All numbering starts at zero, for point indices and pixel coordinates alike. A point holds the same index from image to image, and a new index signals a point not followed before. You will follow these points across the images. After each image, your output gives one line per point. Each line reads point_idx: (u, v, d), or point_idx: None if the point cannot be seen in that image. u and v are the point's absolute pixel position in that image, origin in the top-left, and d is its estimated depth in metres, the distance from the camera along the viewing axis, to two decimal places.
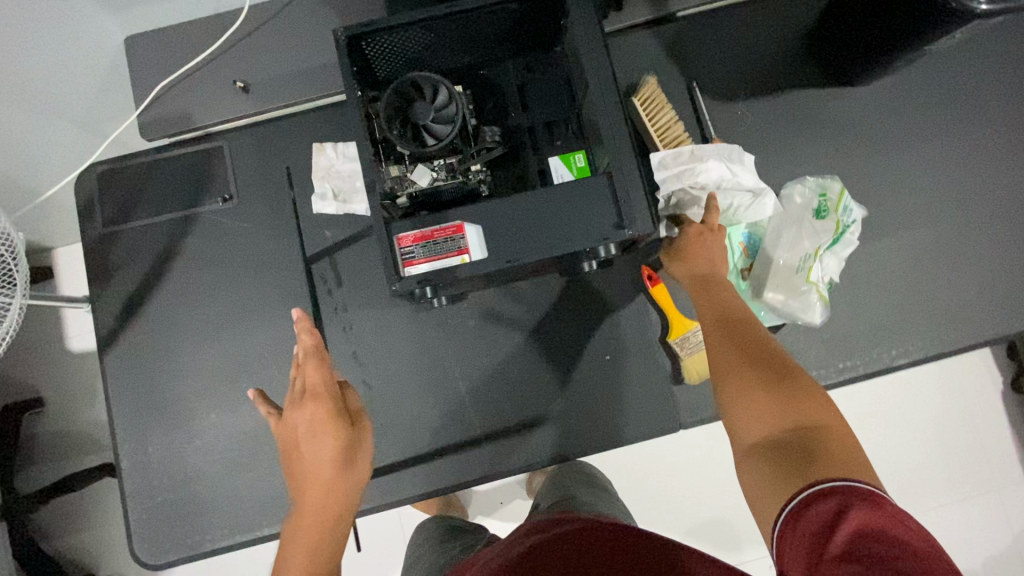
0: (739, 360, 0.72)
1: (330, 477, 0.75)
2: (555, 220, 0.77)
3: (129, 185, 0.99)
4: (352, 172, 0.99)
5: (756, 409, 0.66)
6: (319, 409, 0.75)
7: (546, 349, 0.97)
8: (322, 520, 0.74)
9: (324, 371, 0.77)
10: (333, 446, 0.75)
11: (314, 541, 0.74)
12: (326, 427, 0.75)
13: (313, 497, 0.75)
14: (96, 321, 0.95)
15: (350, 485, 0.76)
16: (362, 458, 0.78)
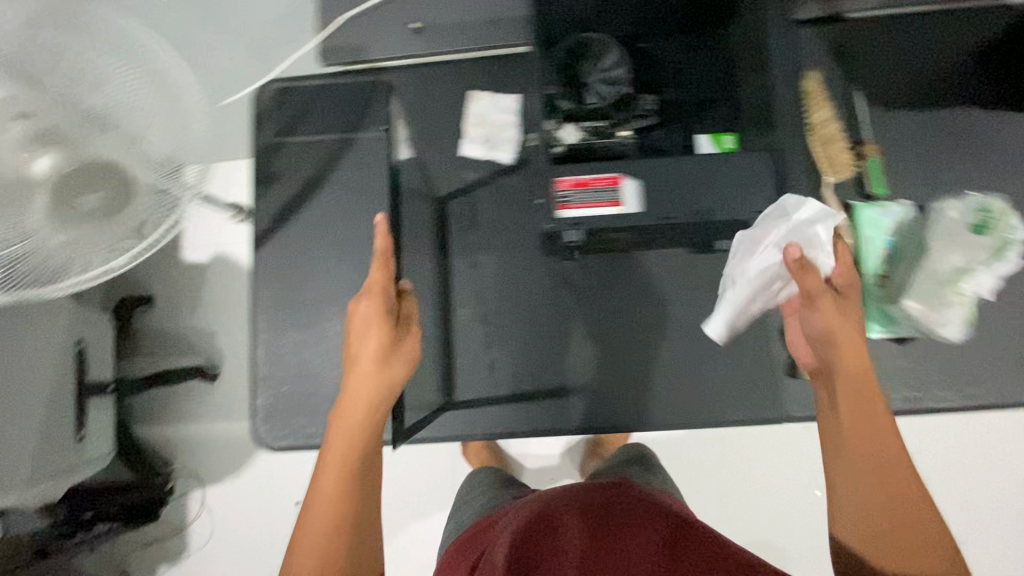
0: (890, 448, 0.60)
1: (368, 374, 0.69)
2: (712, 187, 0.79)
3: (300, 103, 1.07)
4: (503, 121, 1.04)
5: (863, 485, 0.59)
6: (373, 305, 0.71)
7: (661, 320, 0.99)
8: (356, 427, 0.67)
9: (387, 268, 0.72)
10: (379, 343, 0.70)
11: (347, 449, 0.66)
12: (377, 326, 0.70)
13: (357, 391, 0.69)
14: (254, 220, 1.04)
15: (384, 394, 0.69)
16: (404, 362, 0.72)
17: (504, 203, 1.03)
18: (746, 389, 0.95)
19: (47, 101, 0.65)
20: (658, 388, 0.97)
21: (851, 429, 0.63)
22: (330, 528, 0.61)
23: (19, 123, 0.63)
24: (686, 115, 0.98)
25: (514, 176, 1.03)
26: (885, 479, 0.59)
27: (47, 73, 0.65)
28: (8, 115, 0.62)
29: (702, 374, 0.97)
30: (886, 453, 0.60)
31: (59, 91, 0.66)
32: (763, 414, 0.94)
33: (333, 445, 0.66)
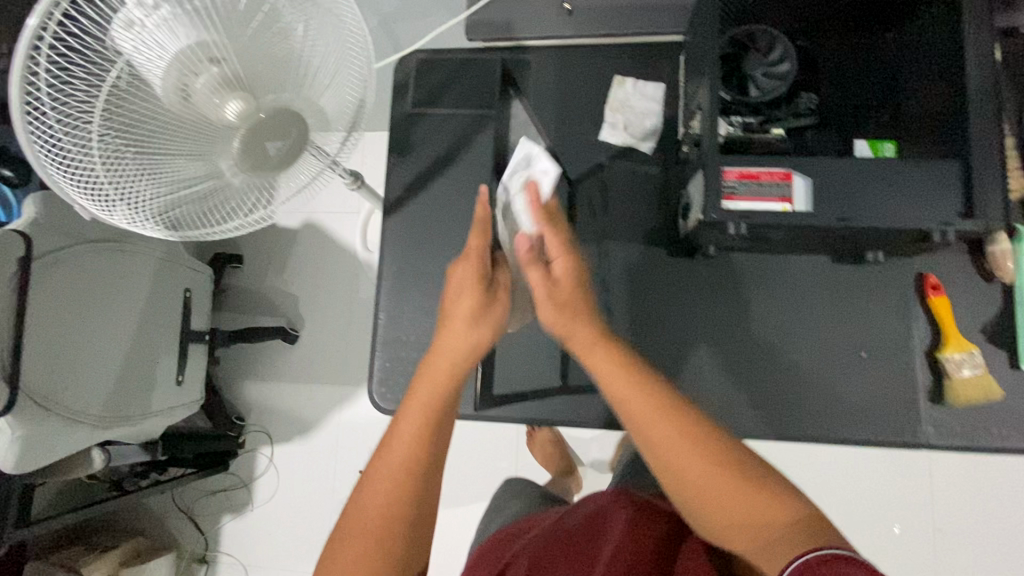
0: (645, 417, 0.71)
1: (461, 327, 0.73)
2: (892, 192, 0.76)
3: (442, 75, 1.08)
4: (646, 110, 1.03)
5: (706, 498, 0.65)
6: (472, 268, 0.75)
7: (794, 326, 0.94)
8: (448, 377, 0.70)
9: (485, 235, 0.75)
10: (475, 303, 0.74)
11: (432, 401, 0.68)
12: (473, 287, 0.74)
13: (450, 343, 0.72)
14: (386, 186, 1.06)
15: (478, 350, 0.72)
16: (492, 328, 0.74)
17: (636, 192, 1.02)
18: (885, 409, 0.90)
19: (239, 47, 0.69)
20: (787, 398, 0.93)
21: (641, 431, 0.71)
22: (405, 468, 0.64)
23: (217, 66, 0.68)
24: (839, 121, 0.95)
25: (649, 167, 1.02)
26: (688, 475, 0.67)
27: (244, 20, 0.69)
28: (207, 57, 0.67)
29: (837, 389, 0.92)
30: (658, 433, 0.69)
31: (251, 39, 0.71)
32: (900, 438, 0.89)
33: (420, 392, 0.69)
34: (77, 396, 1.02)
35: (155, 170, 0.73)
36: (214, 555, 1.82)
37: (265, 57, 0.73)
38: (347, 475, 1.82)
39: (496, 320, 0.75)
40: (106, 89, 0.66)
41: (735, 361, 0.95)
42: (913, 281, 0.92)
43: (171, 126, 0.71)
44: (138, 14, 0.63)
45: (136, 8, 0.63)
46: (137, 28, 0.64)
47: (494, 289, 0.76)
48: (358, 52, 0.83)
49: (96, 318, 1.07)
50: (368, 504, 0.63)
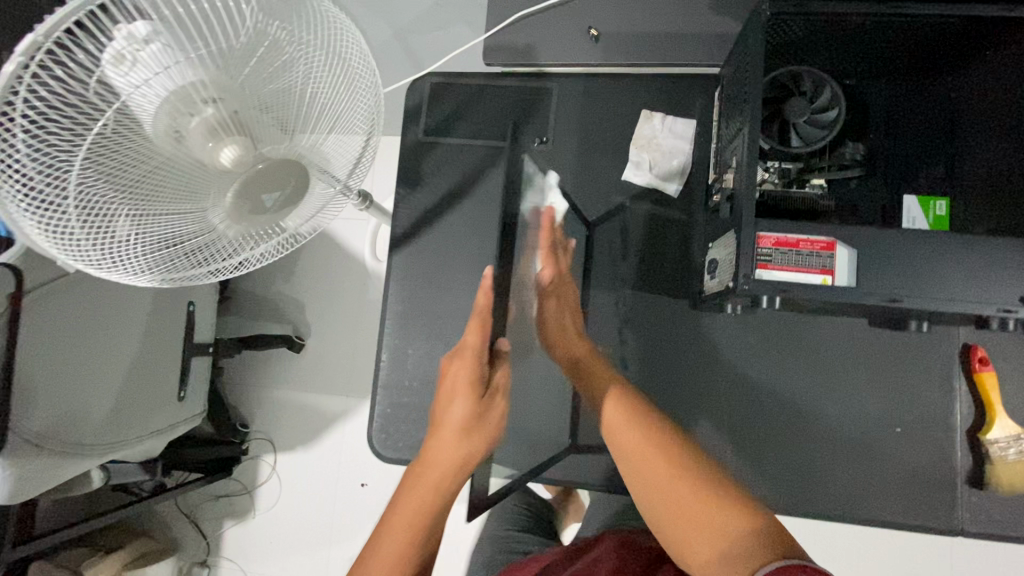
0: (633, 443, 0.70)
1: (453, 434, 0.70)
2: (944, 272, 0.69)
3: (457, 102, 1.01)
4: (674, 149, 0.95)
5: (675, 520, 0.62)
6: (467, 369, 0.74)
7: (823, 393, 0.88)
8: (440, 479, 0.67)
9: (483, 333, 0.73)
10: (468, 410, 0.72)
11: (433, 485, 0.66)
12: (466, 390, 0.73)
13: (439, 454, 0.69)
14: (394, 220, 1.00)
15: (472, 457, 0.69)
16: (485, 436, 0.71)
17: (659, 238, 0.95)
18: (916, 491, 0.84)
19: (238, 87, 0.63)
20: (811, 470, 0.87)
21: (623, 456, 0.71)
22: None
23: (213, 108, 0.61)
24: (888, 171, 0.88)
25: (674, 211, 0.95)
26: (660, 495, 0.64)
27: (242, 57, 0.63)
28: (201, 98, 0.61)
29: (865, 464, 0.86)
30: (643, 455, 0.68)
31: (251, 77, 0.65)
32: (931, 523, 0.83)
33: (413, 486, 0.67)
34: (75, 428, 1.01)
35: (142, 214, 0.66)
36: (215, 560, 1.76)
37: (265, 96, 0.67)
38: (348, 490, 1.72)
39: (490, 428, 0.73)
40: (94, 135, 0.58)
41: (756, 428, 0.89)
42: (958, 352, 0.85)
43: (162, 170, 0.64)
44: (127, 48, 0.56)
45: (125, 41, 0.56)
46: (127, 64, 0.57)
47: (489, 392, 0.74)
48: (365, 89, 0.79)
49: (96, 345, 1.05)
50: None
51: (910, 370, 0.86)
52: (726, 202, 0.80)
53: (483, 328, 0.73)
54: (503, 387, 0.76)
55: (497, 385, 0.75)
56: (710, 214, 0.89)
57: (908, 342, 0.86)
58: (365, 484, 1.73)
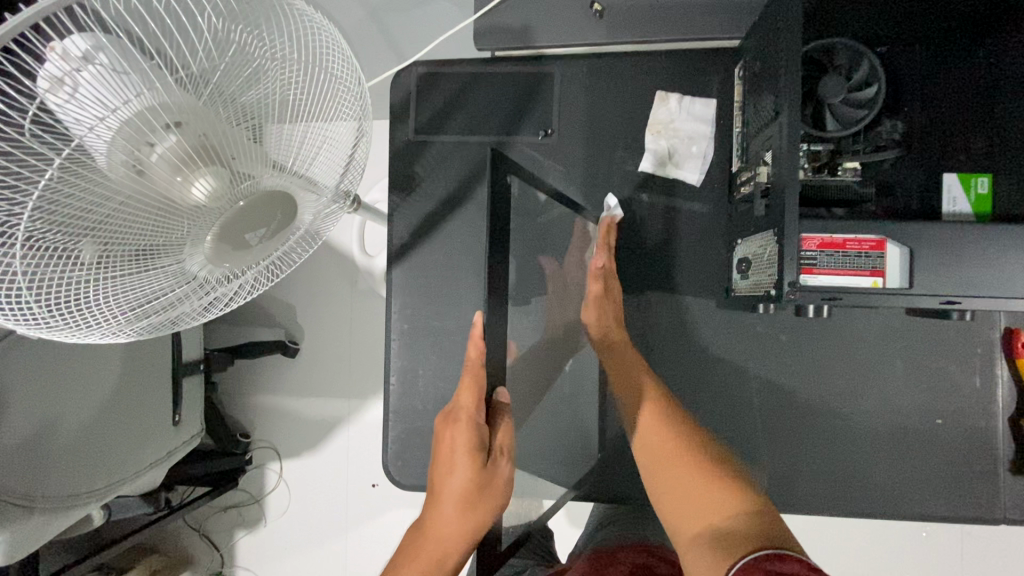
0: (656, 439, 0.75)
1: (452, 510, 0.65)
2: (1003, 265, 0.63)
3: (449, 93, 0.91)
4: (692, 134, 0.87)
5: (685, 507, 0.66)
6: (466, 435, 0.66)
7: (858, 389, 0.84)
8: (442, 552, 0.65)
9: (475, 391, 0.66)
10: (468, 479, 0.65)
11: (435, 556, 0.65)
12: (465, 454, 0.65)
13: (441, 525, 0.66)
14: (389, 231, 0.92)
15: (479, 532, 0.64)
16: (494, 497, 0.65)
17: (683, 233, 0.88)
18: (958, 480, 0.82)
19: (205, 107, 0.54)
20: (851, 466, 0.84)
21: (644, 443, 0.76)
22: None
23: (175, 135, 0.52)
24: (925, 147, 0.82)
25: (698, 203, 0.88)
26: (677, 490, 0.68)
27: (204, 73, 0.54)
28: (161, 124, 0.51)
29: (904, 458, 0.83)
30: (668, 446, 0.73)
31: (217, 95, 0.55)
32: (973, 511, 0.81)
33: (415, 556, 0.66)
34: (66, 479, 0.94)
35: (111, 267, 0.57)
36: (230, 570, 1.65)
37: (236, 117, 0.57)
38: (360, 493, 1.59)
39: (497, 495, 0.66)
40: (39, 183, 0.48)
41: (793, 427, 0.85)
42: (999, 335, 0.82)
43: (127, 217, 0.54)
44: (65, 70, 0.48)
45: (61, 63, 0.48)
46: (67, 90, 0.48)
47: (492, 458, 0.65)
48: (347, 97, 0.67)
49: (78, 387, 0.97)
50: None
51: (948, 357, 0.83)
52: (761, 196, 0.73)
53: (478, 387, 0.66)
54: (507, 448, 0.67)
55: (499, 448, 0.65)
56: (738, 206, 0.83)
57: (947, 328, 0.82)
58: (376, 485, 1.59)
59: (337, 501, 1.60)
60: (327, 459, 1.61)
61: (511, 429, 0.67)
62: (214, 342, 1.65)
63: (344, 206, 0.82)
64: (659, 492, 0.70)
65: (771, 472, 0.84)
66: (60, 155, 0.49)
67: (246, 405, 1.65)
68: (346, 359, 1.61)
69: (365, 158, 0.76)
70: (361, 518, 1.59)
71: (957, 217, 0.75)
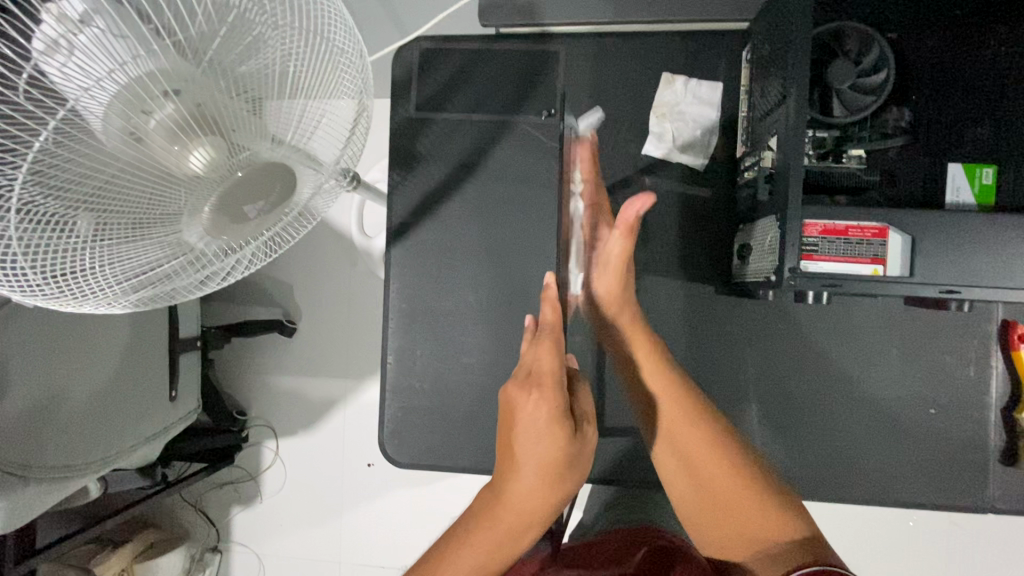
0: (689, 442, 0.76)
1: (537, 481, 0.62)
2: (1007, 254, 0.63)
3: (452, 70, 0.90)
4: (699, 117, 0.86)
5: (725, 526, 0.72)
6: (549, 405, 0.62)
7: (854, 377, 0.84)
8: (522, 525, 0.64)
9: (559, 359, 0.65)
10: (557, 449, 0.62)
11: (514, 526, 0.63)
12: (554, 424, 0.62)
13: (521, 499, 0.63)
14: (389, 209, 0.91)
15: (557, 499, 0.64)
16: (577, 469, 0.65)
17: (685, 219, 0.88)
18: (950, 470, 0.82)
19: (203, 74, 0.53)
20: (844, 453, 0.84)
21: (682, 479, 0.76)
22: None
23: (173, 103, 0.51)
24: (930, 137, 0.81)
25: (700, 186, 0.87)
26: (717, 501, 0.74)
27: (202, 36, 0.53)
28: (159, 91, 0.50)
29: (897, 445, 0.84)
30: (703, 469, 0.75)
31: (215, 63, 0.53)
32: (965, 500, 0.82)
33: (487, 528, 0.64)
34: (64, 450, 0.94)
35: (111, 234, 0.56)
36: (226, 545, 1.67)
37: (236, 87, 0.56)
38: (356, 471, 1.60)
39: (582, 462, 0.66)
40: (35, 146, 0.48)
41: (788, 414, 0.85)
42: (997, 328, 0.82)
43: (126, 186, 0.53)
44: (60, 32, 0.47)
45: (56, 24, 0.47)
46: (63, 53, 0.47)
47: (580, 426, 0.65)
48: (347, 69, 0.66)
49: (75, 361, 0.96)
50: None
51: (946, 348, 0.83)
52: (765, 182, 0.73)
53: (625, 286, 0.83)
54: (589, 415, 0.68)
55: (584, 413, 0.67)
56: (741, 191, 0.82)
57: (944, 320, 0.82)
58: (372, 465, 1.60)
59: (333, 479, 1.61)
60: (324, 439, 1.61)
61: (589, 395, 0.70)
62: (211, 320, 1.65)
63: (343, 184, 0.81)
64: (693, 510, 0.75)
65: (767, 457, 0.84)
66: (55, 118, 0.48)
67: (243, 382, 1.65)
68: (344, 339, 1.61)
69: (366, 134, 0.75)
70: (357, 495, 1.60)
71: (960, 207, 0.74)
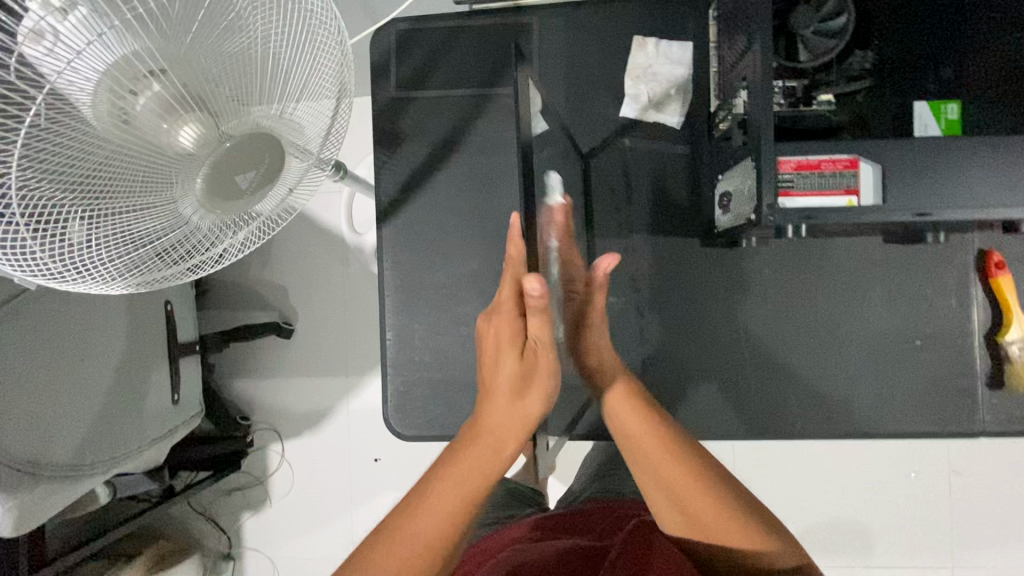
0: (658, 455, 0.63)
1: (501, 391, 0.60)
2: (974, 174, 0.65)
3: (429, 48, 0.92)
4: (672, 77, 0.89)
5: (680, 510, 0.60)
6: (506, 325, 0.63)
7: (840, 318, 0.87)
8: (496, 445, 0.58)
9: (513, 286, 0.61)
10: (512, 364, 0.60)
11: (488, 450, 0.58)
12: (508, 342, 0.62)
13: (493, 417, 0.59)
14: (377, 189, 0.93)
15: (528, 415, 0.60)
16: (539, 387, 0.61)
17: (666, 176, 0.90)
18: (939, 399, 0.85)
19: (186, 54, 0.54)
20: (837, 393, 0.87)
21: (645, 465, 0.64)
22: (443, 539, 0.53)
23: (159, 82, 0.52)
24: (895, 80, 0.84)
25: (678, 144, 0.90)
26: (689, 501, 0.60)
27: (181, 12, 0.53)
28: (143, 73, 0.51)
29: (887, 380, 0.86)
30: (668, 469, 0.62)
31: (197, 41, 0.54)
32: (954, 428, 0.85)
33: (463, 455, 0.57)
34: (71, 450, 0.95)
35: (103, 214, 0.57)
36: (238, 551, 1.67)
37: (221, 66, 0.57)
38: (363, 466, 1.61)
39: (540, 382, 0.61)
40: (25, 127, 0.49)
41: (781, 358, 0.87)
42: (974, 258, 0.84)
43: (117, 165, 0.54)
44: (45, 19, 0.48)
45: (39, 10, 0.48)
46: (49, 39, 0.48)
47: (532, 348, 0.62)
48: (330, 44, 0.66)
49: (76, 364, 0.97)
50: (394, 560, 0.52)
51: (926, 282, 0.85)
52: (738, 128, 0.75)
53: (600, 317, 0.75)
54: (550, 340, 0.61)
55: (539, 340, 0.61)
56: (717, 143, 0.85)
57: (923, 255, 0.85)
58: (378, 460, 1.60)
59: (340, 476, 1.62)
60: (329, 437, 1.62)
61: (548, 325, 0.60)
62: (209, 327, 1.66)
63: (326, 171, 0.82)
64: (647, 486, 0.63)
65: (761, 401, 0.87)
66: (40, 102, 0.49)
67: (244, 386, 1.66)
68: (342, 335, 1.62)
69: (349, 117, 0.76)
70: (365, 489, 1.61)
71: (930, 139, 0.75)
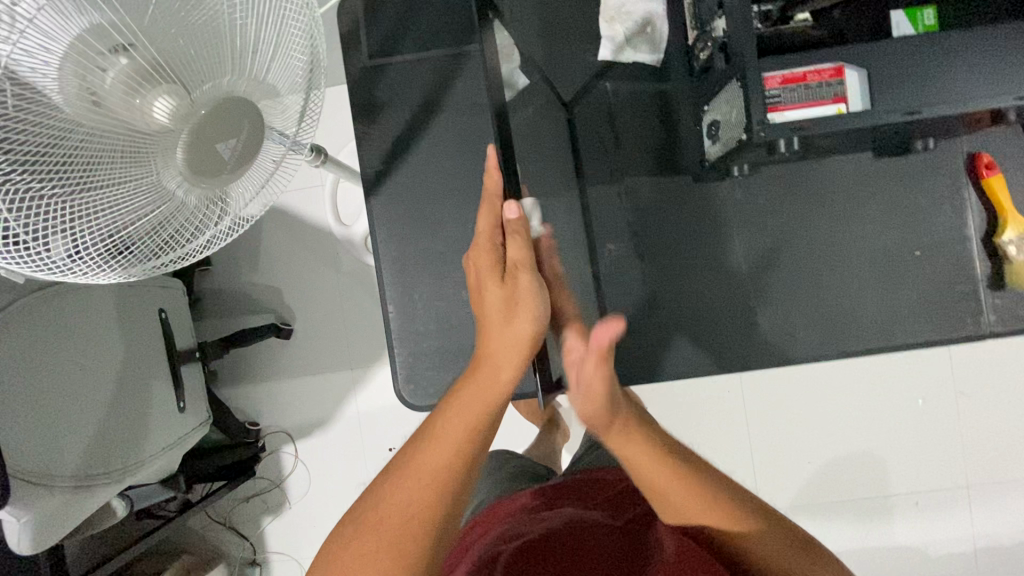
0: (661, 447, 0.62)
1: (492, 317, 0.63)
2: (960, 66, 0.65)
3: (397, 13, 0.90)
4: (645, 14, 0.89)
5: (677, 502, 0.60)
6: (484, 257, 0.66)
7: (840, 238, 0.87)
8: (496, 368, 0.61)
9: (490, 215, 0.66)
10: (494, 290, 0.64)
11: (486, 381, 0.60)
12: (488, 272, 0.65)
13: (490, 343, 0.62)
14: (361, 161, 0.91)
15: (522, 335, 0.61)
16: (525, 310, 0.62)
17: (651, 116, 0.89)
18: (944, 306, 0.85)
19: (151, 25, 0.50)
20: (845, 313, 0.87)
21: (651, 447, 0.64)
22: (448, 470, 0.55)
23: (126, 57, 0.49)
24: None
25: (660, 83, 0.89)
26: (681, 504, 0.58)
27: None
28: (111, 45, 0.48)
29: (892, 294, 0.86)
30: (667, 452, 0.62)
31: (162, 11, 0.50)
32: (963, 332, 0.85)
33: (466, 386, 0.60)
34: (82, 459, 0.93)
35: (84, 204, 0.54)
36: (263, 556, 1.66)
37: (192, 39, 0.53)
38: (379, 455, 1.60)
39: (527, 302, 0.63)
40: None
41: (784, 286, 0.87)
42: (963, 162, 0.85)
43: (93, 149, 0.51)
44: None
45: None
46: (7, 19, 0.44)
47: (510, 272, 0.64)
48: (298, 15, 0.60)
49: (75, 374, 0.95)
50: (403, 498, 0.54)
51: (920, 191, 0.86)
52: (719, 52, 0.74)
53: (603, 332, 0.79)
54: (523, 262, 0.65)
55: (515, 263, 0.65)
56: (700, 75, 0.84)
57: (914, 166, 0.85)
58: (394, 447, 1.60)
59: (356, 468, 1.61)
60: (341, 431, 1.61)
61: (524, 243, 0.65)
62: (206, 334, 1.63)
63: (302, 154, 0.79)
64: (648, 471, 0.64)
65: (770, 329, 0.87)
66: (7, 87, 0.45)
67: (249, 391, 1.64)
68: (341, 327, 1.61)
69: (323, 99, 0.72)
70: None
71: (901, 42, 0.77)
